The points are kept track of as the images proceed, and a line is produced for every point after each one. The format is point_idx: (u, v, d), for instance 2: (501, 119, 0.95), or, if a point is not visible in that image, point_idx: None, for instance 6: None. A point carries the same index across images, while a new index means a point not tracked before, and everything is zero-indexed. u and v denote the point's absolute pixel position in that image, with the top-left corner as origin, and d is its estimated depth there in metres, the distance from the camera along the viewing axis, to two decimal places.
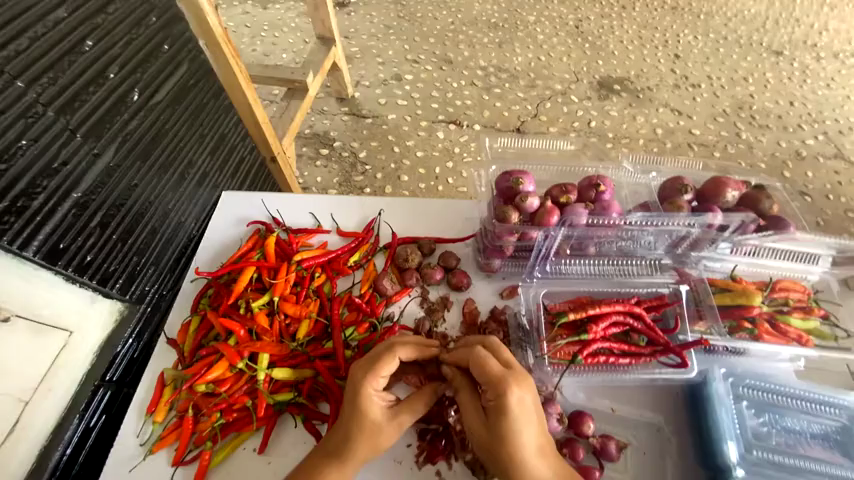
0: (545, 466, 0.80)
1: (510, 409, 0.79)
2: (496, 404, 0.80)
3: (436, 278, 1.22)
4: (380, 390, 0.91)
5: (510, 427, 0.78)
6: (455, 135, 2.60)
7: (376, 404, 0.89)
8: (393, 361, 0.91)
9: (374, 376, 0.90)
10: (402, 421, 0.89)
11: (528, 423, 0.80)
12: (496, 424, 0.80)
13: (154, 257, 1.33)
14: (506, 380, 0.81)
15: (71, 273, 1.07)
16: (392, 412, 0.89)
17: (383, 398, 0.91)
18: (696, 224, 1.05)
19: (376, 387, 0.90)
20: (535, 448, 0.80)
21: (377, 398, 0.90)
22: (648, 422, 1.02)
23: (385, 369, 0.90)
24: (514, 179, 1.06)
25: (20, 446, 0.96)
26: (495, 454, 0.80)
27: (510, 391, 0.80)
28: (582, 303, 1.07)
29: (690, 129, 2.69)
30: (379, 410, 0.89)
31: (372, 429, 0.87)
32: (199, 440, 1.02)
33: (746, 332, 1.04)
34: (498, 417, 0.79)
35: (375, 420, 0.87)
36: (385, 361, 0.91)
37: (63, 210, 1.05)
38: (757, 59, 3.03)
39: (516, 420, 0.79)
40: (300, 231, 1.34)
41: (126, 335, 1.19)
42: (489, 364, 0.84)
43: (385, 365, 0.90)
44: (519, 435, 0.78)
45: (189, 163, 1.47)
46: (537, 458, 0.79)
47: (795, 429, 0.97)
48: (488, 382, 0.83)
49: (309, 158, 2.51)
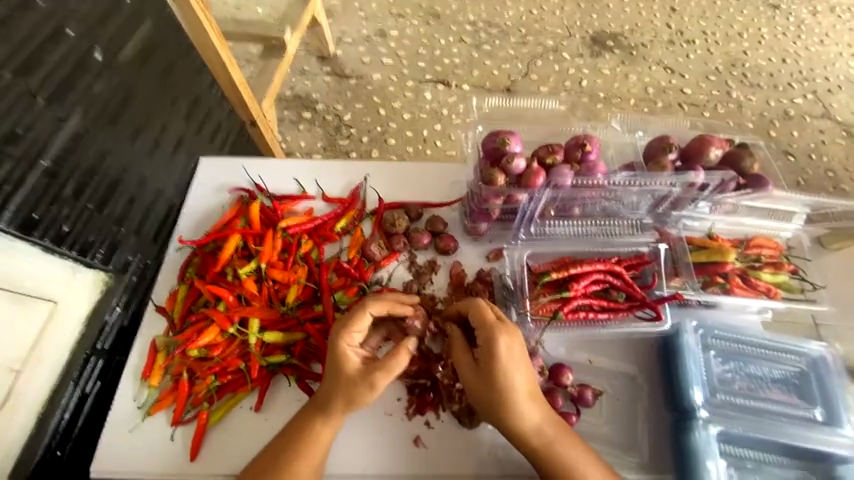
0: (533, 409, 0.89)
1: (500, 355, 0.88)
2: (488, 350, 0.89)
3: (423, 242, 1.23)
4: (357, 345, 0.95)
5: (501, 371, 0.88)
6: (443, 96, 2.51)
7: (351, 358, 0.92)
8: (366, 315, 0.96)
9: (348, 333, 0.94)
10: (374, 382, 0.90)
11: (517, 369, 0.89)
12: (488, 370, 0.88)
13: (135, 226, 1.29)
14: (497, 329, 0.90)
15: (49, 244, 1.04)
16: (368, 369, 0.91)
17: (360, 354, 0.94)
18: (678, 183, 1.06)
19: (352, 344, 0.94)
20: (524, 392, 0.88)
21: (352, 353, 0.93)
22: (623, 372, 1.08)
23: (359, 325, 0.95)
24: (501, 139, 1.05)
25: (17, 413, 0.99)
26: (487, 398, 0.89)
27: (500, 339, 0.89)
28: (565, 263, 1.09)
29: (682, 89, 2.65)
30: (354, 367, 0.91)
31: (349, 384, 0.91)
32: (196, 402, 1.05)
33: (718, 286, 1.09)
34: (490, 362, 0.89)
35: (351, 376, 0.91)
36: (359, 317, 0.95)
37: (33, 179, 1.02)
38: (753, 13, 2.94)
39: (505, 364, 0.88)
40: (284, 198, 1.31)
41: (113, 303, 1.19)
42: (483, 317, 0.93)
43: (358, 320, 0.95)
44: (509, 379, 0.88)
45: (162, 127, 1.39)
46: (526, 400, 0.88)
47: (757, 375, 1.06)
48: (481, 332, 0.91)
49: (292, 122, 2.41)
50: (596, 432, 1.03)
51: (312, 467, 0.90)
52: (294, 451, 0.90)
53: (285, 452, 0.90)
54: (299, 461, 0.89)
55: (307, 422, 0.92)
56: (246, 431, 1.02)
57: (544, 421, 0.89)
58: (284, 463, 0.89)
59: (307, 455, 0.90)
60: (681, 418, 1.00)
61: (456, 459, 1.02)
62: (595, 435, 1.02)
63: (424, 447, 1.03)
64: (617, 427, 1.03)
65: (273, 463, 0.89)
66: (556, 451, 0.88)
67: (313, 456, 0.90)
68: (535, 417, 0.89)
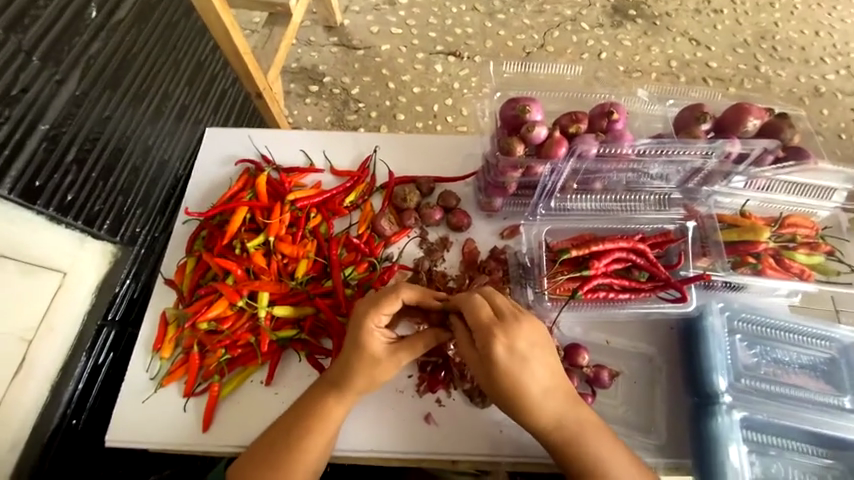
0: (550, 404, 0.85)
1: (499, 355, 0.84)
2: (485, 353, 0.85)
3: (435, 218, 1.19)
4: (384, 326, 0.91)
5: (504, 371, 0.84)
6: (454, 68, 2.39)
7: (377, 340, 0.89)
8: (397, 301, 0.91)
9: (376, 314, 0.90)
10: (400, 358, 0.90)
11: (524, 366, 0.84)
12: (491, 371, 0.85)
13: (141, 197, 1.26)
14: (492, 330, 0.85)
15: (53, 213, 1.02)
16: (394, 350, 0.90)
17: (384, 336, 0.91)
18: (709, 154, 1.00)
19: (380, 326, 0.90)
20: (536, 390, 0.84)
21: (380, 335, 0.90)
22: (640, 353, 1.04)
23: (388, 308, 0.90)
24: (521, 106, 0.98)
25: (30, 382, 0.99)
26: (499, 398, 0.86)
27: (495, 340, 0.85)
28: (585, 240, 1.04)
29: (707, 62, 2.48)
30: (381, 346, 0.90)
31: (373, 363, 0.90)
32: (207, 374, 1.05)
33: (750, 267, 1.03)
34: (487, 359, 0.85)
35: (376, 355, 0.89)
36: (388, 302, 0.90)
37: (33, 144, 0.97)
38: None
39: (509, 364, 0.84)
40: (292, 170, 1.26)
41: (123, 275, 1.18)
42: (480, 315, 0.87)
43: (390, 305, 0.90)
44: (516, 377, 0.84)
45: (165, 94, 1.34)
46: (541, 396, 0.85)
47: (783, 360, 1.03)
48: (477, 331, 0.86)
49: (298, 95, 2.33)
50: (612, 414, 1.00)
51: (324, 439, 0.89)
52: (306, 426, 0.89)
53: (297, 423, 0.89)
54: (311, 435, 0.88)
55: (320, 395, 0.91)
56: (257, 404, 1.02)
57: (564, 416, 0.86)
58: (297, 434, 0.88)
59: (318, 428, 0.89)
60: (703, 403, 0.98)
61: (468, 437, 1.01)
62: (611, 417, 1.00)
63: (435, 424, 1.02)
64: (634, 410, 1.00)
65: (286, 433, 0.89)
66: (580, 445, 0.85)
67: (325, 429, 0.89)
68: (553, 411, 0.85)
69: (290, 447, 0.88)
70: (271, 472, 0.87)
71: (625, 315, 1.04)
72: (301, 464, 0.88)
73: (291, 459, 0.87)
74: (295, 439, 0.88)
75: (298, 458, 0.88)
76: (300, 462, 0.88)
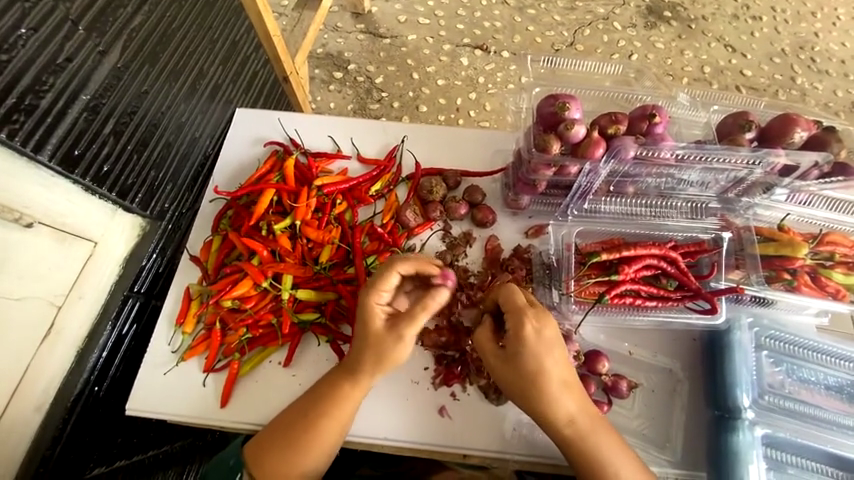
0: (566, 399, 0.84)
1: (527, 339, 0.82)
2: (515, 335, 0.83)
3: (460, 213, 1.17)
4: (384, 303, 0.91)
5: (530, 356, 0.82)
6: (481, 62, 2.35)
7: (377, 315, 0.89)
8: (393, 275, 0.91)
9: (376, 291, 0.90)
10: (401, 336, 0.88)
11: (548, 354, 0.83)
12: (515, 356, 0.83)
13: (171, 173, 1.28)
14: (526, 315, 0.84)
15: (89, 183, 1.03)
16: (395, 325, 0.88)
17: (386, 312, 0.90)
18: (752, 164, 0.96)
19: (380, 302, 0.90)
20: (554, 382, 0.83)
21: (380, 310, 0.90)
22: (661, 366, 1.02)
23: (385, 284, 0.90)
24: (560, 103, 0.97)
25: (58, 346, 1.02)
26: (517, 386, 0.84)
27: (527, 322, 0.83)
28: (615, 245, 1.03)
29: (742, 70, 2.40)
30: (381, 324, 0.89)
31: (375, 340, 0.89)
32: (228, 352, 1.07)
33: (784, 283, 1.00)
34: (516, 347, 0.83)
35: (377, 333, 0.89)
36: (384, 277, 0.90)
37: (74, 114, 0.98)
38: None
39: (534, 350, 0.82)
40: (319, 155, 1.26)
41: (150, 249, 1.20)
42: (513, 300, 0.86)
43: (384, 278, 0.90)
44: (536, 365, 0.82)
45: (200, 72, 1.35)
46: (559, 390, 0.83)
47: (809, 380, 1.00)
48: (507, 314, 0.86)
49: (322, 81, 2.32)
50: (627, 422, 0.99)
51: (338, 426, 0.90)
52: (322, 410, 0.89)
53: (313, 408, 0.90)
54: (325, 420, 0.89)
55: (336, 384, 0.91)
56: (275, 385, 1.03)
57: (578, 413, 0.84)
58: (312, 419, 0.89)
59: (333, 414, 0.89)
60: (724, 417, 0.96)
61: (480, 434, 1.01)
62: (628, 426, 0.99)
63: (448, 417, 1.02)
64: (650, 419, 0.99)
65: (301, 418, 0.90)
66: (591, 443, 0.84)
67: (339, 416, 0.90)
68: (569, 407, 0.84)
69: (304, 432, 0.89)
70: (285, 453, 0.89)
71: (642, 322, 1.02)
72: (314, 448, 0.89)
73: (305, 443, 0.89)
74: (310, 423, 0.89)
75: (311, 443, 0.89)
76: (313, 446, 0.89)
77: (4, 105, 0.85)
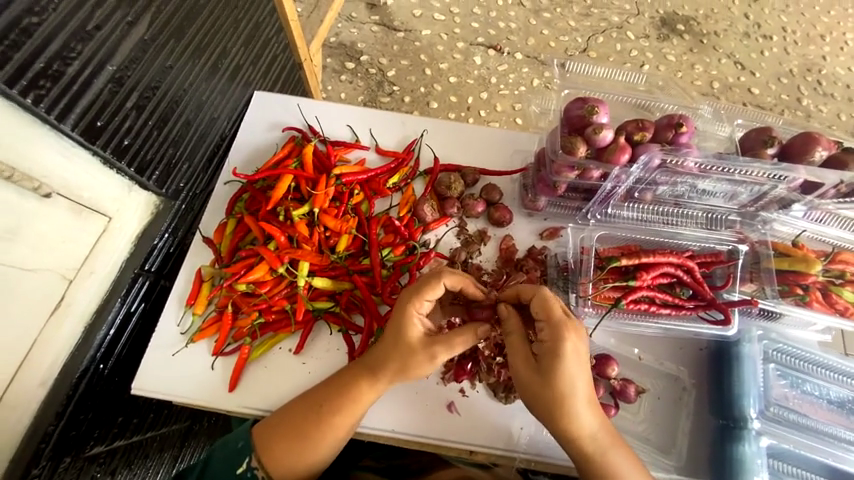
0: (592, 416, 0.81)
1: (566, 356, 0.79)
2: (552, 346, 0.80)
3: (477, 211, 1.17)
4: (423, 314, 0.91)
5: (564, 372, 0.79)
6: (494, 62, 2.34)
7: (416, 327, 0.88)
8: (440, 286, 0.90)
9: (418, 300, 0.89)
10: (435, 355, 0.87)
11: (582, 372, 0.80)
12: (551, 369, 0.80)
13: (188, 152, 1.26)
14: (564, 329, 0.81)
15: (108, 156, 1.01)
16: (432, 342, 0.88)
17: (423, 325, 0.90)
18: (775, 179, 0.96)
19: (420, 311, 0.90)
20: (584, 399, 0.80)
21: (418, 320, 0.89)
22: (667, 373, 1.04)
23: (430, 293, 0.90)
24: (589, 106, 0.98)
25: (66, 321, 1.00)
26: (544, 400, 0.80)
27: (567, 339, 0.80)
28: (632, 251, 1.03)
29: (749, 88, 2.41)
30: (417, 334, 0.88)
31: (406, 350, 0.88)
32: (238, 336, 1.06)
33: (796, 298, 1.02)
34: (552, 362, 0.80)
35: (412, 343, 0.88)
36: (431, 286, 0.90)
37: (99, 84, 0.96)
38: (840, 16, 2.67)
39: (570, 365, 0.79)
40: (338, 144, 1.26)
41: (163, 228, 1.18)
42: (551, 308, 0.84)
43: (431, 289, 0.90)
44: (571, 381, 0.79)
45: (222, 51, 1.34)
46: (586, 407, 0.81)
47: (811, 393, 1.02)
48: (545, 323, 0.83)
49: (334, 71, 2.30)
50: (632, 427, 1.00)
51: (352, 420, 0.90)
52: (340, 404, 0.89)
53: (330, 401, 0.89)
54: (341, 413, 0.89)
55: (354, 381, 0.90)
56: (285, 371, 1.03)
57: (600, 430, 0.82)
58: (328, 410, 0.89)
59: (349, 410, 0.89)
60: (729, 426, 0.98)
61: (487, 431, 1.01)
62: (632, 431, 1.00)
63: (457, 413, 1.02)
64: (655, 425, 1.00)
65: (316, 409, 0.89)
66: (608, 461, 0.82)
67: (355, 411, 0.90)
68: (592, 424, 0.81)
69: (318, 422, 0.88)
70: (299, 441, 0.88)
71: (651, 329, 1.03)
72: (328, 439, 0.89)
73: (319, 433, 0.88)
74: (325, 415, 0.89)
75: (324, 433, 0.89)
76: (326, 437, 0.89)
77: (32, 69, 0.83)
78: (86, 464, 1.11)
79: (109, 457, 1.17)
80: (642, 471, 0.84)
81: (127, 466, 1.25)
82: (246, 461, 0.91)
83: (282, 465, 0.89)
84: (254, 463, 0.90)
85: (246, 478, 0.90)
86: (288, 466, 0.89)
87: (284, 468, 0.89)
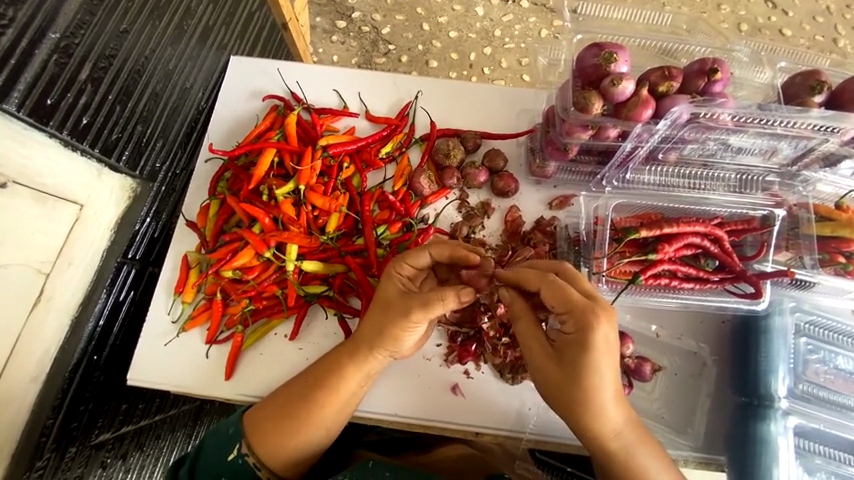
0: (619, 408, 0.73)
1: (594, 347, 0.69)
2: (579, 339, 0.70)
3: (479, 180, 1.06)
4: (406, 278, 0.84)
5: (592, 366, 0.70)
6: (497, 12, 2.11)
7: (393, 284, 0.82)
8: (423, 254, 0.84)
9: (400, 262, 0.84)
10: (410, 310, 0.78)
11: (610, 364, 0.71)
12: (575, 362, 0.71)
13: (161, 128, 1.18)
14: (595, 316, 0.70)
15: (67, 137, 0.93)
16: (410, 300, 0.79)
17: (405, 285, 0.83)
18: (825, 131, 0.83)
19: (404, 274, 0.83)
20: (613, 392, 0.72)
21: (399, 282, 0.82)
22: (687, 350, 0.97)
23: (413, 258, 0.83)
24: (606, 53, 0.85)
25: (50, 316, 0.95)
26: (567, 394, 0.73)
27: (597, 328, 0.69)
28: (652, 221, 0.94)
29: (781, 29, 2.15)
30: (395, 291, 0.81)
31: (385, 309, 0.81)
32: (230, 323, 1.01)
33: (836, 267, 0.92)
34: (578, 355, 0.71)
35: (389, 299, 0.81)
36: (415, 252, 0.84)
37: (43, 56, 0.86)
38: None
39: (600, 358, 0.70)
40: (324, 112, 1.13)
41: (143, 213, 1.12)
42: (572, 295, 0.72)
43: (415, 254, 0.84)
44: (599, 374, 0.71)
45: (186, 10, 1.20)
46: (614, 401, 0.73)
47: (844, 368, 0.94)
48: (567, 312, 0.72)
49: (324, 31, 2.10)
50: (647, 407, 0.95)
51: (336, 399, 0.85)
52: (320, 381, 0.85)
53: (314, 379, 0.85)
54: (322, 391, 0.84)
55: (336, 358, 0.86)
56: (282, 357, 0.98)
57: (626, 423, 0.75)
58: (310, 387, 0.85)
59: (330, 388, 0.84)
60: (752, 404, 0.92)
61: (492, 412, 0.96)
62: (646, 411, 0.94)
63: (460, 396, 0.97)
64: (671, 404, 0.94)
65: (299, 387, 0.86)
66: (631, 456, 0.75)
67: (340, 390, 0.85)
68: (621, 418, 0.74)
69: (301, 401, 0.84)
70: (281, 423, 0.84)
71: (672, 304, 0.94)
72: (311, 420, 0.84)
73: (304, 413, 0.84)
74: (308, 394, 0.84)
75: (309, 413, 0.84)
76: (312, 419, 0.84)
77: None
78: (93, 451, 1.11)
79: (118, 442, 1.18)
80: (659, 457, 0.76)
81: (139, 448, 1.25)
82: (236, 447, 0.87)
83: (270, 449, 0.85)
84: (245, 449, 0.86)
85: (237, 465, 0.87)
86: (277, 449, 0.85)
87: (274, 452, 0.85)
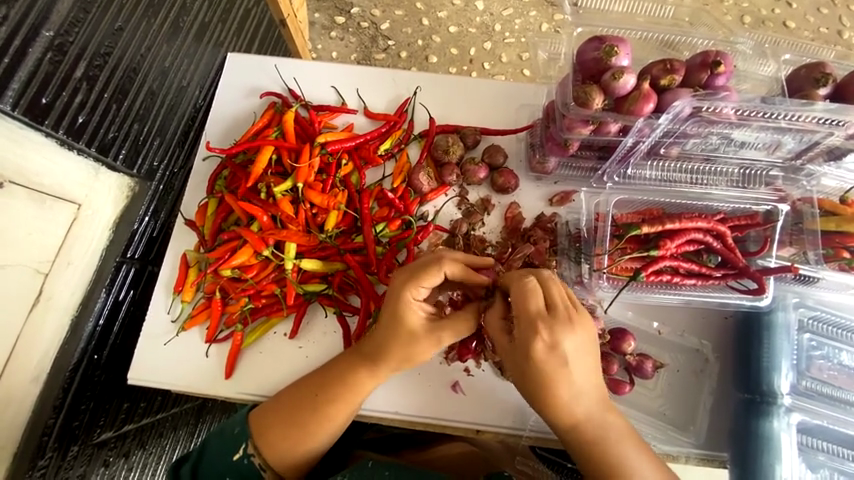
0: (578, 409, 0.74)
1: (534, 353, 0.72)
2: (520, 344, 0.73)
3: (479, 177, 1.05)
4: (421, 300, 0.82)
5: (533, 370, 0.73)
6: (498, 6, 2.09)
7: (415, 313, 0.80)
8: (439, 275, 0.80)
9: (415, 286, 0.80)
10: (441, 341, 0.80)
11: (559, 369, 0.72)
12: (521, 365, 0.74)
13: (157, 126, 1.17)
14: (535, 323, 0.72)
15: (63, 137, 0.93)
16: (439, 328, 0.80)
17: (425, 312, 0.82)
18: (828, 124, 0.82)
19: (419, 298, 0.81)
20: (563, 395, 0.73)
21: (418, 309, 0.81)
22: (689, 347, 0.96)
23: (428, 281, 0.80)
24: (607, 47, 0.84)
25: (49, 316, 0.95)
26: (521, 391, 0.77)
27: (535, 336, 0.71)
28: (654, 217, 0.93)
29: (785, 21, 2.12)
30: (420, 322, 0.80)
31: (410, 339, 0.81)
32: (230, 322, 1.01)
33: (841, 262, 0.91)
34: (523, 358, 0.74)
35: (416, 331, 0.80)
36: (429, 274, 0.80)
37: (37, 54, 0.85)
38: None
39: (541, 363, 0.72)
40: (322, 108, 1.12)
41: (142, 212, 1.12)
42: (525, 303, 0.73)
43: (431, 279, 0.80)
44: (545, 377, 0.72)
45: (182, 6, 1.18)
46: (568, 401, 0.74)
47: (849, 365, 0.94)
48: (516, 319, 0.74)
49: (323, 27, 2.08)
50: (648, 403, 0.94)
51: (349, 409, 0.85)
52: (334, 392, 0.84)
53: (327, 388, 0.84)
54: (337, 402, 0.84)
55: (349, 369, 0.85)
56: (282, 356, 0.98)
57: (588, 423, 0.74)
58: (325, 399, 0.84)
59: (346, 399, 0.84)
60: (755, 401, 0.90)
61: (494, 410, 0.96)
62: (646, 408, 0.94)
63: (461, 393, 0.97)
64: (673, 401, 0.94)
65: (311, 397, 0.85)
66: (599, 456, 0.74)
67: (353, 399, 0.84)
68: (579, 417, 0.74)
69: (313, 410, 0.84)
70: (290, 428, 0.84)
71: (674, 301, 0.94)
72: (323, 428, 0.84)
73: (316, 422, 0.84)
74: (321, 405, 0.84)
75: (321, 423, 0.84)
76: (324, 427, 0.84)
77: None
78: (95, 450, 1.11)
79: (120, 440, 1.18)
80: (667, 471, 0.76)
81: (141, 446, 1.25)
82: (242, 447, 0.87)
83: (276, 453, 0.85)
84: (250, 450, 0.86)
85: (242, 466, 0.87)
86: (285, 454, 0.85)
87: (280, 456, 0.85)
